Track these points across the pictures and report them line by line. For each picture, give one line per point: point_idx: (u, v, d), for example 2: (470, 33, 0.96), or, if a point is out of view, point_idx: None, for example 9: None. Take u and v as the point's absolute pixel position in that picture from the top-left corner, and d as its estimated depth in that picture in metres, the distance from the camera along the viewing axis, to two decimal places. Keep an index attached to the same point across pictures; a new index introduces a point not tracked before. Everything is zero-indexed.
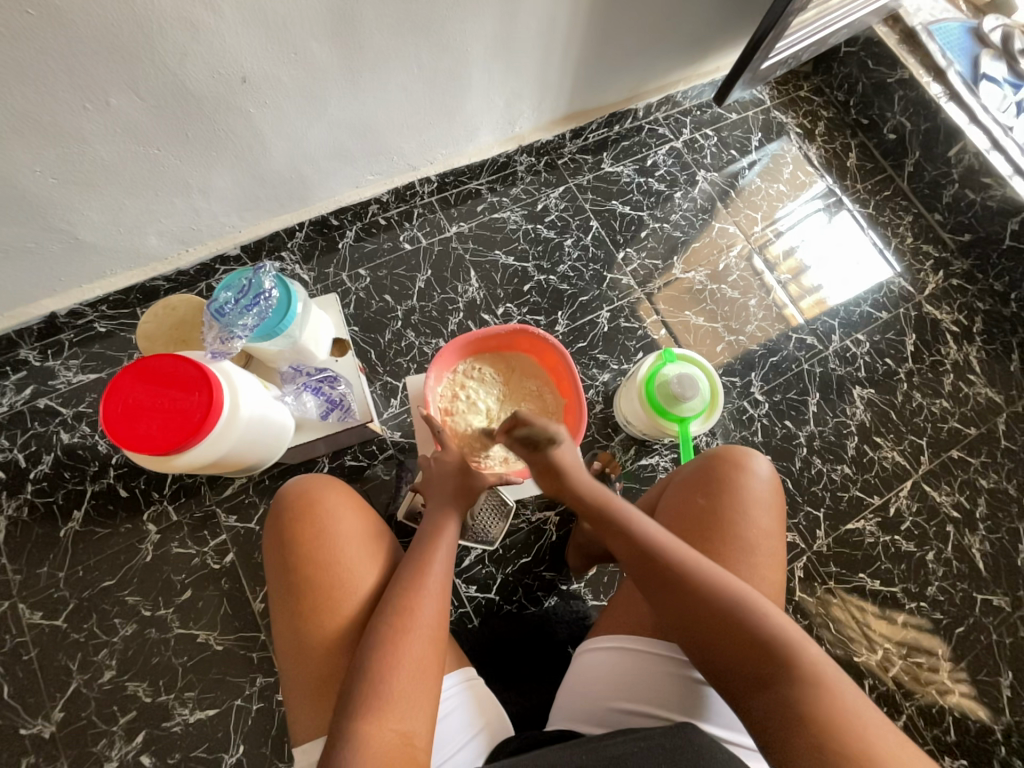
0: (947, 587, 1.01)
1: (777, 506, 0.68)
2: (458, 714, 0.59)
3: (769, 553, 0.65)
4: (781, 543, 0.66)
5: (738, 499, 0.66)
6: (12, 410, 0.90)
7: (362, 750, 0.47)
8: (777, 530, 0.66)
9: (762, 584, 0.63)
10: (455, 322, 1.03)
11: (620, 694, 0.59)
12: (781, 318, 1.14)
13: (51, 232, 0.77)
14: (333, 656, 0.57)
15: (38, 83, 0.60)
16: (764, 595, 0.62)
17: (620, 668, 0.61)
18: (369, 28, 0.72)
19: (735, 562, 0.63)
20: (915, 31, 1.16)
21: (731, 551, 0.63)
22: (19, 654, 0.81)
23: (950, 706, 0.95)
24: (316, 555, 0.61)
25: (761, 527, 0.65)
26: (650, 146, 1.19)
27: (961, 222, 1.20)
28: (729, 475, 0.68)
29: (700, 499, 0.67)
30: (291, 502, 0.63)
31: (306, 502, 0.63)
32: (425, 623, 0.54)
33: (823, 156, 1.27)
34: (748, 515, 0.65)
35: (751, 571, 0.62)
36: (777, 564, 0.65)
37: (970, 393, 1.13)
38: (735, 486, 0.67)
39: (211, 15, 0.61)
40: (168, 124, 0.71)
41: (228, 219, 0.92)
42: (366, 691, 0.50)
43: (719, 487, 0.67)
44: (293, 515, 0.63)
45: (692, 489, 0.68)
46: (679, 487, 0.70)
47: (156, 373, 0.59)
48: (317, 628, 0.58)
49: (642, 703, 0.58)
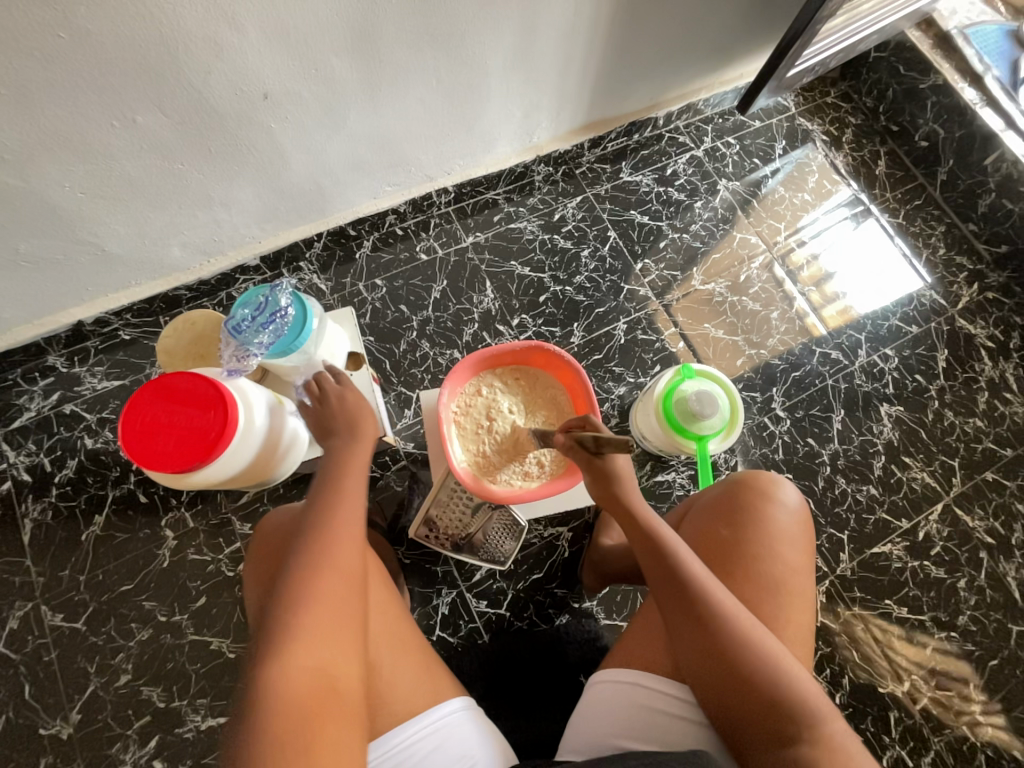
0: (980, 617, 0.97)
1: (806, 540, 0.65)
2: (448, 745, 0.55)
3: (797, 591, 0.62)
4: (809, 581, 0.63)
5: (763, 532, 0.64)
6: (40, 415, 0.92)
7: (265, 693, 0.44)
8: (805, 564, 0.64)
9: (789, 625, 0.60)
10: (470, 333, 1.03)
11: (624, 732, 0.57)
12: (804, 330, 1.11)
13: (79, 244, 0.80)
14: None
15: (69, 103, 0.62)
16: (791, 634, 0.60)
17: (624, 704, 0.59)
18: (388, 43, 0.72)
19: (760, 601, 0.60)
20: (949, 36, 1.12)
21: (757, 585, 0.61)
22: (40, 655, 0.82)
23: (982, 743, 0.90)
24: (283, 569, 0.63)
25: (789, 563, 0.62)
26: (670, 155, 1.17)
27: (998, 232, 1.15)
28: (755, 504, 0.65)
29: (722, 531, 0.65)
30: (263, 541, 0.66)
31: (281, 532, 0.64)
32: (332, 562, 0.52)
33: (850, 163, 1.23)
34: (774, 549, 0.63)
35: (778, 612, 0.60)
36: (805, 603, 0.62)
37: (1006, 412, 1.07)
38: (760, 517, 0.65)
39: (234, 33, 0.62)
40: (192, 140, 0.73)
41: (249, 230, 0.94)
42: (263, 649, 0.47)
43: (743, 517, 0.65)
44: (265, 552, 0.65)
45: (714, 518, 0.66)
46: (700, 516, 0.68)
47: (174, 390, 0.60)
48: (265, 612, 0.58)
49: (645, 741, 0.56)
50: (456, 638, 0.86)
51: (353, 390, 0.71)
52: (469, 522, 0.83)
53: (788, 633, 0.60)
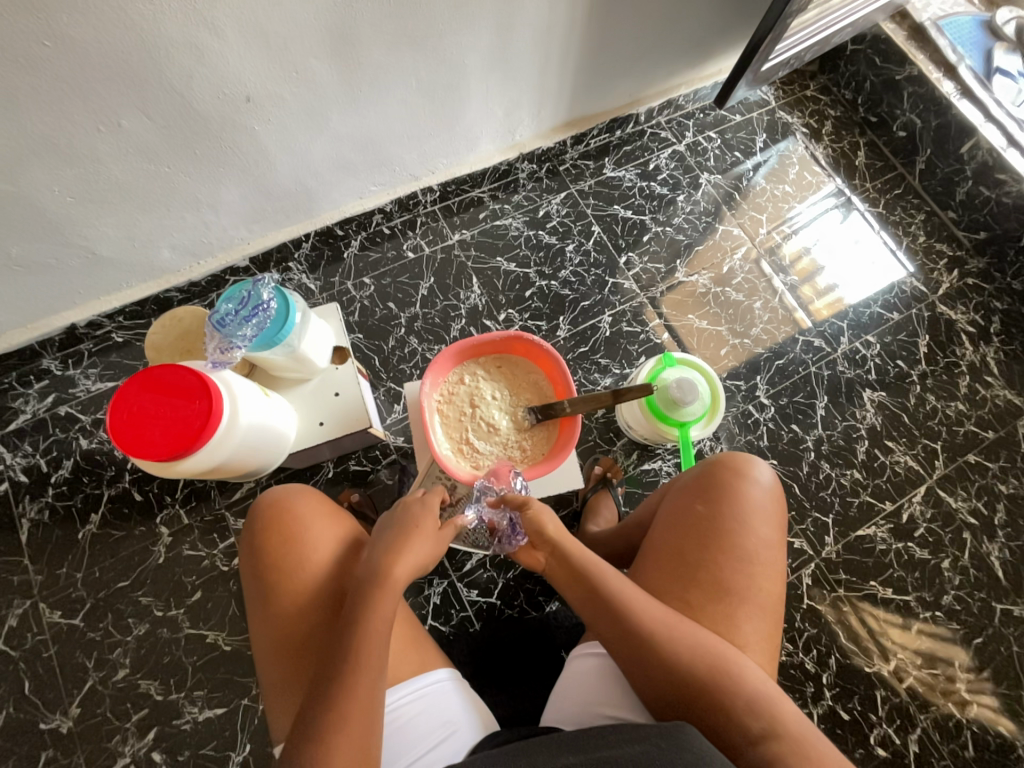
0: (965, 596, 0.98)
1: (778, 513, 0.68)
2: (435, 709, 0.60)
3: (769, 562, 0.65)
4: (782, 551, 0.66)
5: (739, 507, 0.66)
6: (35, 417, 0.94)
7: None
8: (778, 536, 0.66)
9: (760, 595, 0.63)
10: (458, 328, 1.05)
11: (599, 700, 0.60)
12: (789, 321, 1.13)
13: (70, 248, 0.81)
14: (290, 653, 0.60)
15: (56, 108, 0.63)
16: (763, 604, 0.63)
17: (599, 675, 0.62)
18: (367, 45, 0.74)
19: (735, 573, 0.63)
20: (924, 27, 1.14)
21: (730, 557, 0.63)
22: (39, 651, 0.84)
23: (968, 720, 0.92)
24: (286, 557, 0.65)
25: (763, 537, 0.65)
26: (652, 150, 1.19)
27: (976, 219, 1.17)
28: (731, 482, 0.67)
29: (699, 506, 0.66)
30: (260, 514, 0.67)
31: (276, 509, 0.68)
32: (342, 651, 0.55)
33: (830, 155, 1.25)
34: (749, 523, 0.65)
35: (750, 585, 0.63)
36: (777, 574, 0.65)
37: (987, 395, 1.09)
38: (735, 493, 0.67)
39: (215, 39, 0.64)
40: (177, 143, 0.74)
41: (237, 232, 0.96)
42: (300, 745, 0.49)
43: (719, 493, 0.67)
44: (260, 522, 0.67)
45: (691, 495, 0.68)
46: (679, 494, 0.70)
47: (159, 382, 0.61)
48: (283, 570, 0.64)
49: (618, 707, 0.59)
50: (447, 626, 0.87)
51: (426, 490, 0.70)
52: None
53: (760, 602, 0.62)
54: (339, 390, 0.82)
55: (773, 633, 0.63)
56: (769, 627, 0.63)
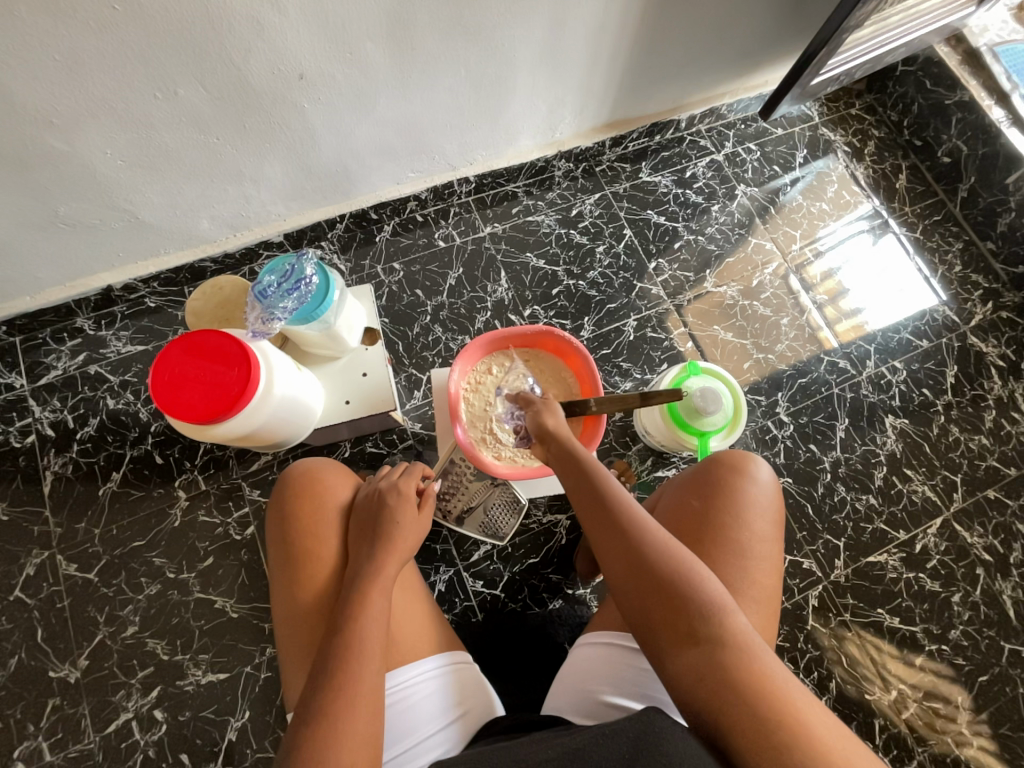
0: (972, 632, 0.97)
1: (776, 512, 0.68)
2: (435, 697, 0.60)
3: (765, 558, 0.65)
4: (777, 549, 0.66)
5: (735, 503, 0.66)
6: (66, 374, 0.96)
7: (323, 730, 0.48)
8: (775, 535, 0.66)
9: (754, 588, 0.63)
10: (482, 321, 1.05)
11: (602, 686, 0.61)
12: (814, 340, 1.11)
13: (114, 211, 0.83)
14: (310, 617, 0.62)
15: (117, 74, 0.65)
16: (759, 600, 0.62)
17: (604, 663, 0.63)
18: (422, 32, 0.74)
19: (726, 564, 0.63)
20: (979, 52, 1.12)
21: (726, 553, 0.63)
22: (53, 602, 0.86)
23: (965, 758, 0.91)
24: (316, 528, 0.66)
25: (756, 532, 0.65)
26: (690, 157, 1.18)
27: (1016, 252, 1.14)
28: (728, 478, 0.68)
29: (695, 501, 0.67)
30: (293, 482, 0.69)
31: (308, 478, 0.69)
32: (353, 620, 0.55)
33: (871, 176, 1.23)
34: (745, 520, 0.65)
35: (748, 579, 0.62)
36: (772, 570, 0.65)
37: (1012, 431, 1.07)
38: (733, 490, 0.67)
39: (276, 13, 0.65)
40: (229, 115, 0.75)
41: (275, 208, 0.97)
42: (313, 712, 0.49)
43: (715, 487, 0.68)
44: (295, 491, 0.68)
45: (688, 491, 0.69)
46: (676, 491, 0.71)
47: (201, 347, 0.63)
48: (313, 537, 0.65)
49: (619, 694, 0.60)
50: (450, 614, 0.88)
51: (407, 468, 0.74)
52: (472, 496, 0.86)
53: (756, 599, 0.62)
54: (367, 371, 0.83)
55: (769, 628, 0.63)
56: (765, 625, 0.62)
